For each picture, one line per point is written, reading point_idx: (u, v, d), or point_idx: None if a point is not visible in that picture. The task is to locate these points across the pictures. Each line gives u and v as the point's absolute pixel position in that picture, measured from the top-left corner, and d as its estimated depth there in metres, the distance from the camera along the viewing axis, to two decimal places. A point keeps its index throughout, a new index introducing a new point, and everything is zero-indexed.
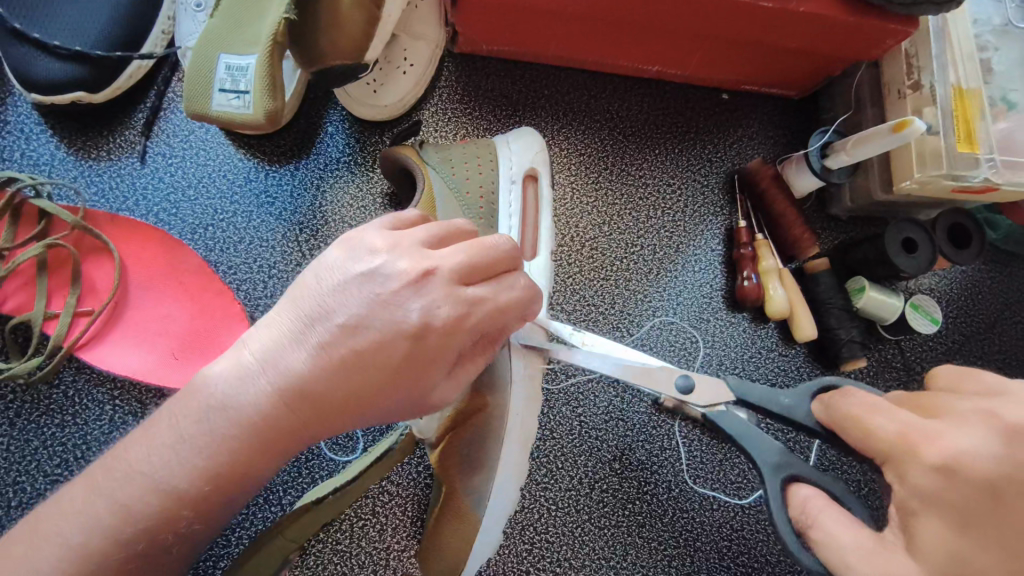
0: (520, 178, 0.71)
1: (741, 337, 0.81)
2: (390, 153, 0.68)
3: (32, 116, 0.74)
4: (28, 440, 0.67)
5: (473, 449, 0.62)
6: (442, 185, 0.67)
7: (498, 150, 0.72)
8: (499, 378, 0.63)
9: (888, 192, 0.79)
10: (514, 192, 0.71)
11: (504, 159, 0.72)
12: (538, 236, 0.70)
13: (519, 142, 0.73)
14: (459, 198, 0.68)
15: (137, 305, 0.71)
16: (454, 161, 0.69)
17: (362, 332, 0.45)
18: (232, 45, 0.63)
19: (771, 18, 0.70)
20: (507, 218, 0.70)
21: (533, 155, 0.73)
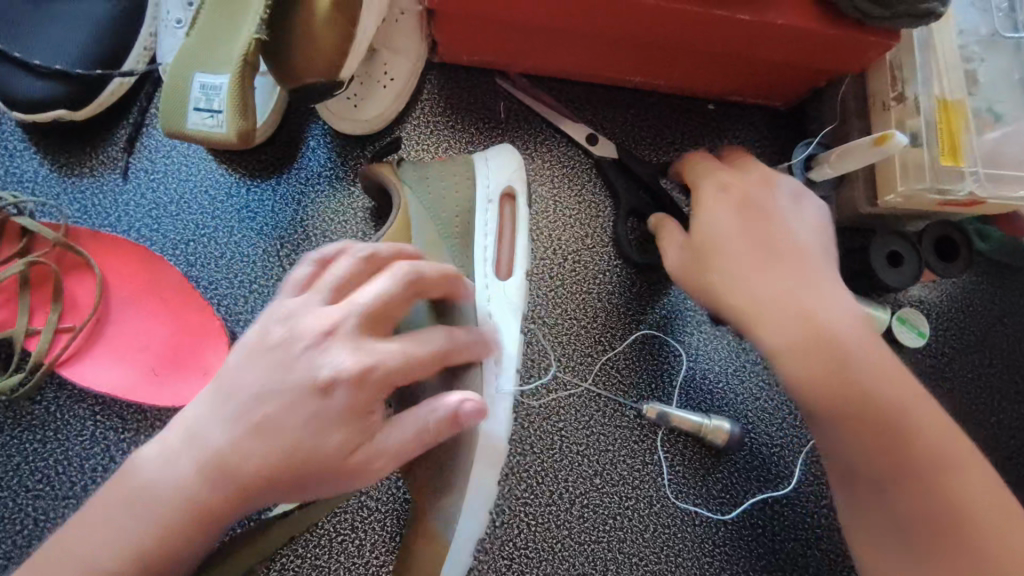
0: (496, 198, 0.71)
1: (725, 349, 0.81)
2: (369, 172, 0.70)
3: (16, 134, 0.75)
4: (9, 455, 0.68)
5: (444, 472, 0.61)
6: (416, 205, 0.68)
7: (476, 166, 0.72)
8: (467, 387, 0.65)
9: (874, 206, 0.78)
10: (490, 212, 0.70)
11: (482, 177, 0.72)
12: (514, 255, 0.70)
13: (497, 159, 0.73)
14: (434, 218, 0.69)
15: (118, 321, 0.72)
16: (430, 178, 0.70)
17: (270, 404, 0.49)
18: (206, 64, 0.63)
19: (750, 30, 0.69)
20: (483, 237, 0.70)
21: (509, 173, 0.72)
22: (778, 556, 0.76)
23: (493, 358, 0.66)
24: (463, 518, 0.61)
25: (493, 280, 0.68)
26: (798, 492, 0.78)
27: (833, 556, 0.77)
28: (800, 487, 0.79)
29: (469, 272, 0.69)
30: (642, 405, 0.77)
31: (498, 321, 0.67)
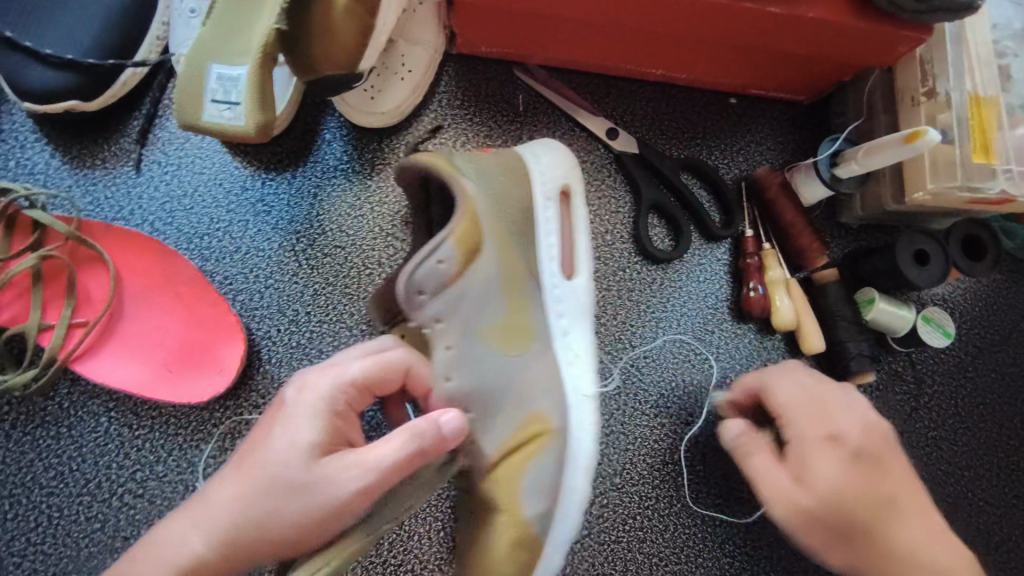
0: (554, 196, 0.69)
1: (747, 347, 0.80)
2: (419, 166, 0.63)
3: (27, 124, 0.73)
4: (23, 452, 0.67)
5: (539, 476, 0.61)
6: (481, 197, 0.64)
7: (530, 165, 0.69)
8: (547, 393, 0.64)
9: (900, 203, 0.76)
10: (551, 210, 0.68)
11: (538, 175, 0.68)
12: (577, 255, 0.70)
13: (549, 157, 0.70)
14: (498, 211, 0.65)
15: (132, 317, 0.71)
16: (491, 171, 0.66)
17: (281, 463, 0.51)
18: (224, 55, 0.62)
19: (778, 23, 0.67)
20: (548, 238, 0.68)
21: (564, 171, 0.70)
22: (799, 556, 0.76)
23: (567, 360, 0.66)
24: (555, 520, 0.62)
25: (559, 282, 0.68)
26: None
27: None
28: None
29: (536, 274, 0.67)
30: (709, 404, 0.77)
31: (568, 323, 0.68)
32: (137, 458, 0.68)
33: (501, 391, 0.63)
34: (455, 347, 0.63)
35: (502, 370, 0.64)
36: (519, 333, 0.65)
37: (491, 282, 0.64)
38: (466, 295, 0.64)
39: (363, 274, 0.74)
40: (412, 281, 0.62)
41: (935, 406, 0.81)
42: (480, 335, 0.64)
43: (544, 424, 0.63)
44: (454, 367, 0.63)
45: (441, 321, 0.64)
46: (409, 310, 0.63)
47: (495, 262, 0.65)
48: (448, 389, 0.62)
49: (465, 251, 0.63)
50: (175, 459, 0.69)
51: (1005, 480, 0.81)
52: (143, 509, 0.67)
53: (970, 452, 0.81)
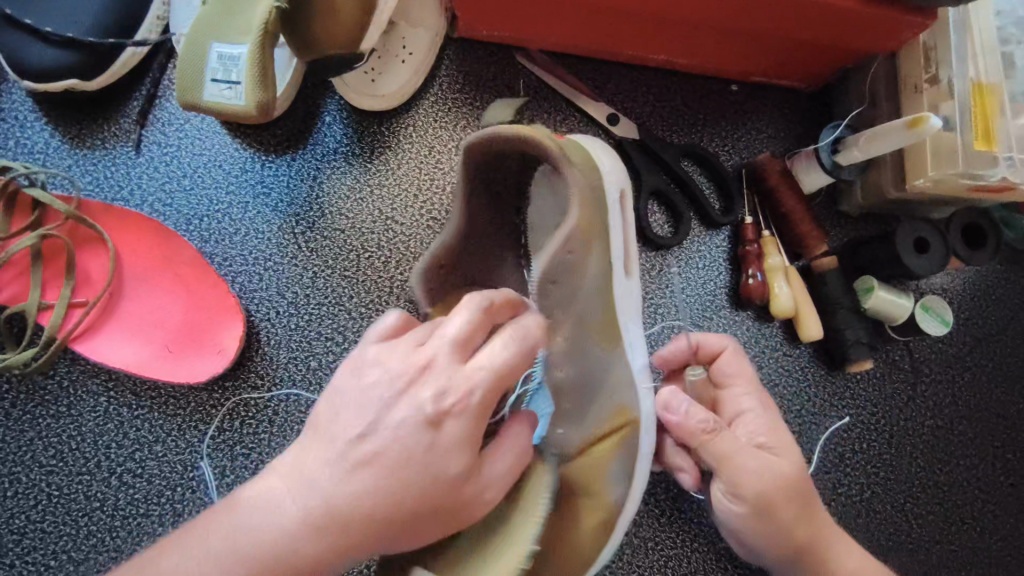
0: (621, 190, 0.67)
1: (745, 334, 0.81)
2: (518, 137, 0.58)
3: (27, 103, 0.73)
4: (22, 430, 0.68)
5: (622, 465, 0.60)
6: (578, 182, 0.60)
7: (600, 167, 0.66)
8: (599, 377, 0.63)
9: (900, 190, 0.77)
10: (617, 207, 0.66)
11: (607, 178, 0.66)
12: (631, 250, 0.67)
13: (610, 160, 0.67)
14: (600, 206, 0.63)
15: (132, 297, 0.71)
16: (584, 164, 0.62)
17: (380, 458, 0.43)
18: (225, 33, 0.61)
19: (781, 7, 0.67)
20: (617, 239, 0.65)
21: (621, 173, 0.68)
22: None
23: (634, 356, 0.64)
24: (628, 507, 0.60)
25: (623, 279, 0.66)
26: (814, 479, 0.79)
27: None
28: (817, 475, 0.79)
29: (617, 271, 0.65)
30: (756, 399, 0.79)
31: (634, 324, 0.66)
32: (137, 437, 0.68)
33: (595, 382, 0.63)
34: (568, 339, 0.63)
35: (600, 362, 0.63)
36: (613, 327, 0.64)
37: (599, 276, 0.63)
38: (582, 286, 0.62)
39: (363, 257, 0.74)
40: (546, 268, 0.61)
41: (931, 394, 0.81)
42: (589, 328, 0.63)
43: (630, 414, 0.61)
44: (566, 357, 0.63)
45: (557, 311, 0.63)
46: (534, 295, 0.62)
47: (600, 257, 0.63)
48: (559, 377, 0.63)
49: (582, 242, 0.61)
50: (174, 440, 0.69)
51: (1001, 470, 0.81)
52: (142, 489, 0.68)
53: (967, 442, 0.81)
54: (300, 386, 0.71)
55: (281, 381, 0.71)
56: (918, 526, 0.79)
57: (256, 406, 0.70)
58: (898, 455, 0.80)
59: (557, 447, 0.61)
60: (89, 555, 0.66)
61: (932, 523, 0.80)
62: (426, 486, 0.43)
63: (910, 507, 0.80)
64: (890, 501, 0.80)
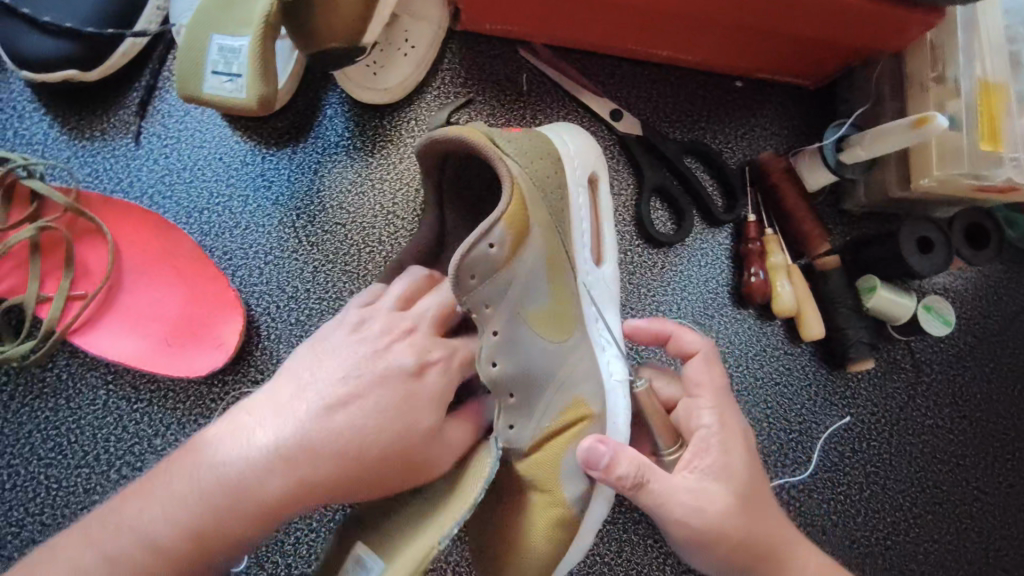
0: (584, 181, 0.68)
1: (746, 332, 0.80)
2: (456, 140, 0.59)
3: (25, 94, 0.72)
4: (21, 423, 0.67)
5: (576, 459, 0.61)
6: (521, 172, 0.61)
7: (561, 149, 0.67)
8: (571, 373, 0.63)
9: (904, 189, 0.76)
10: (581, 196, 0.68)
11: (569, 158, 0.67)
12: (603, 242, 0.70)
13: (575, 143, 0.69)
14: (544, 194, 0.63)
15: (131, 290, 0.71)
16: (530, 154, 0.63)
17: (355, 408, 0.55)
18: (226, 25, 0.61)
19: (787, 4, 0.67)
20: (581, 221, 0.68)
21: (593, 157, 0.70)
22: None
23: (602, 347, 0.66)
24: (593, 503, 0.62)
25: (591, 267, 0.68)
26: (813, 478, 0.79)
27: (845, 544, 0.78)
28: (816, 474, 0.79)
29: (573, 258, 0.66)
30: (754, 399, 0.79)
31: (600, 309, 0.67)
32: (135, 431, 0.68)
33: (544, 376, 0.62)
34: (502, 333, 0.61)
35: (542, 354, 0.62)
36: (557, 319, 0.63)
37: (537, 266, 0.62)
38: (515, 280, 0.61)
39: (363, 252, 0.74)
40: (466, 262, 0.58)
41: (932, 394, 0.81)
42: (526, 320, 0.62)
43: (586, 409, 0.63)
44: (498, 352, 0.60)
45: (489, 307, 0.60)
46: (459, 294, 0.59)
47: (541, 246, 0.62)
48: (495, 374, 0.60)
49: (514, 237, 0.60)
50: (173, 434, 0.69)
51: (1000, 471, 0.81)
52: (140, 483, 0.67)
53: (967, 442, 0.81)
54: None
55: None
56: (916, 526, 0.80)
57: None
58: (897, 455, 0.80)
59: (509, 442, 0.60)
60: None
61: (930, 523, 0.80)
62: (399, 436, 0.55)
63: (908, 507, 0.80)
64: (888, 501, 0.80)
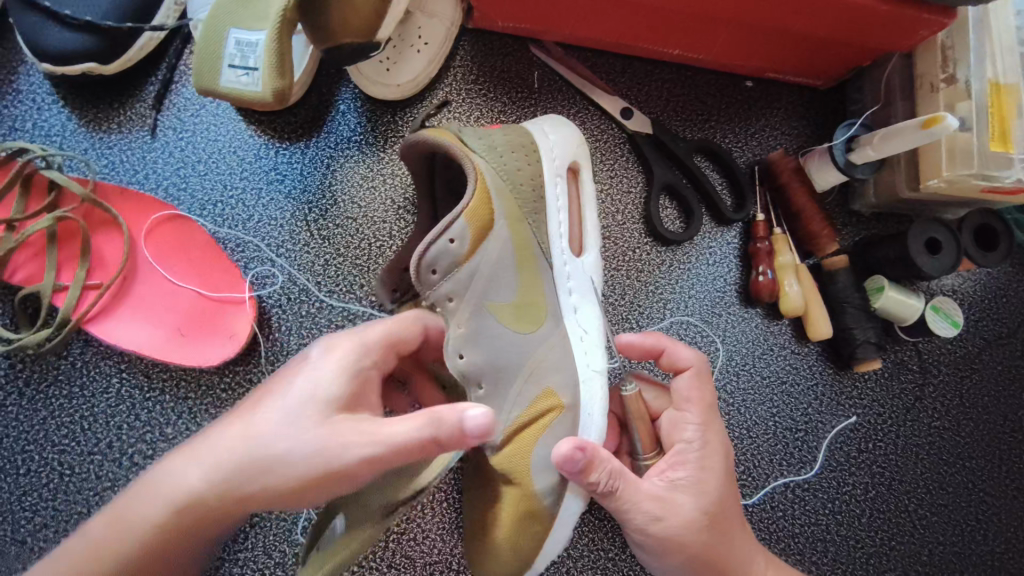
0: (563, 171, 0.70)
1: (753, 332, 0.81)
2: (428, 142, 0.62)
3: (43, 86, 0.73)
4: (36, 409, 0.68)
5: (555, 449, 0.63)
6: (489, 172, 0.64)
7: (538, 141, 0.70)
8: (551, 361, 0.65)
9: (914, 190, 0.76)
10: (560, 187, 0.69)
11: (548, 149, 0.69)
12: (585, 230, 0.71)
13: (557, 133, 0.71)
14: (513, 188, 0.65)
15: (144, 281, 0.71)
16: (501, 148, 0.66)
17: None
18: (243, 20, 0.62)
19: (799, 3, 0.67)
20: (558, 212, 0.69)
21: (573, 148, 0.71)
22: (799, 539, 0.78)
23: (578, 336, 0.67)
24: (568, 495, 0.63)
25: (568, 257, 0.69)
26: (819, 477, 0.79)
27: (850, 544, 0.79)
28: (822, 473, 0.79)
29: (548, 249, 0.68)
30: (765, 398, 0.80)
31: (578, 299, 0.69)
32: (148, 419, 0.69)
33: (516, 365, 0.64)
34: (468, 326, 0.63)
35: (510, 345, 0.64)
36: (528, 310, 0.65)
37: (503, 258, 0.64)
38: (479, 271, 0.63)
39: (372, 246, 0.75)
40: (425, 260, 0.61)
41: (939, 395, 0.81)
42: (492, 312, 0.64)
43: (556, 400, 0.64)
44: (465, 344, 0.62)
45: (453, 299, 0.63)
46: (422, 287, 0.63)
47: (508, 240, 0.64)
48: (462, 365, 0.62)
49: (476, 230, 0.62)
50: (184, 423, 0.69)
51: (1006, 473, 0.81)
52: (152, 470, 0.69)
53: (976, 444, 0.81)
54: None
55: None
56: (922, 527, 0.80)
57: None
58: (903, 456, 0.81)
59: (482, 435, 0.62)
60: None
61: (935, 524, 0.80)
62: None
63: (913, 508, 0.80)
64: (892, 501, 0.80)
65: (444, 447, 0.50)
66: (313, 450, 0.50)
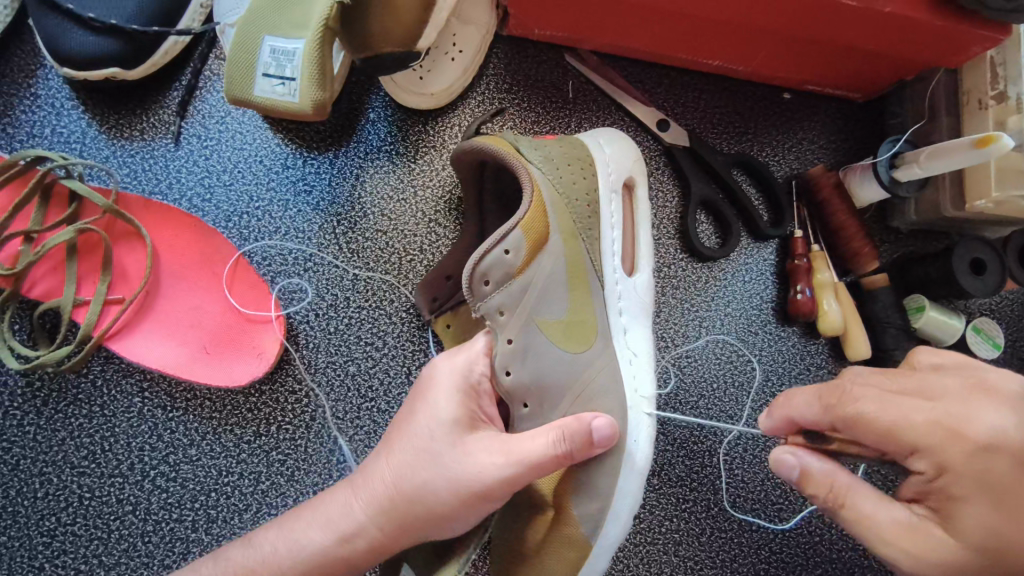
0: (619, 188, 0.68)
1: (790, 351, 0.79)
2: (482, 149, 0.60)
3: (63, 90, 0.70)
4: (55, 429, 0.65)
5: (598, 477, 0.60)
6: (545, 182, 0.62)
7: (595, 155, 0.67)
8: (598, 386, 0.62)
9: (959, 210, 0.74)
10: (615, 203, 0.67)
11: (602, 164, 0.67)
12: (637, 249, 0.69)
13: (612, 147, 0.68)
14: (568, 202, 0.63)
15: (169, 295, 0.69)
16: (557, 160, 0.64)
17: None
18: (278, 26, 0.59)
19: (851, 17, 0.65)
20: (610, 230, 0.67)
21: (629, 163, 0.68)
22: (835, 565, 0.76)
23: (627, 359, 0.65)
24: (609, 522, 0.61)
25: (619, 275, 0.67)
26: None
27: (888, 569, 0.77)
28: None
29: (600, 266, 0.66)
30: None
31: (627, 320, 0.66)
32: (171, 440, 0.67)
33: (561, 387, 0.62)
34: (517, 341, 0.60)
35: (558, 365, 0.62)
36: (579, 329, 0.63)
37: (556, 275, 0.62)
38: (531, 289, 0.61)
39: (403, 260, 0.72)
40: (479, 269, 0.59)
41: None
42: (540, 328, 0.62)
43: None
44: (513, 360, 0.60)
45: (504, 313, 0.61)
46: (473, 300, 0.61)
47: (563, 256, 0.62)
48: (507, 383, 0.60)
49: (533, 243, 0.60)
50: (209, 444, 0.67)
51: None
52: (176, 493, 0.66)
53: None
54: (340, 392, 0.69)
55: (319, 387, 0.69)
56: None
57: (294, 411, 0.68)
58: None
59: None
60: (121, 560, 0.64)
61: None
62: None
63: None
64: None
65: (574, 458, 0.54)
66: (455, 471, 0.53)
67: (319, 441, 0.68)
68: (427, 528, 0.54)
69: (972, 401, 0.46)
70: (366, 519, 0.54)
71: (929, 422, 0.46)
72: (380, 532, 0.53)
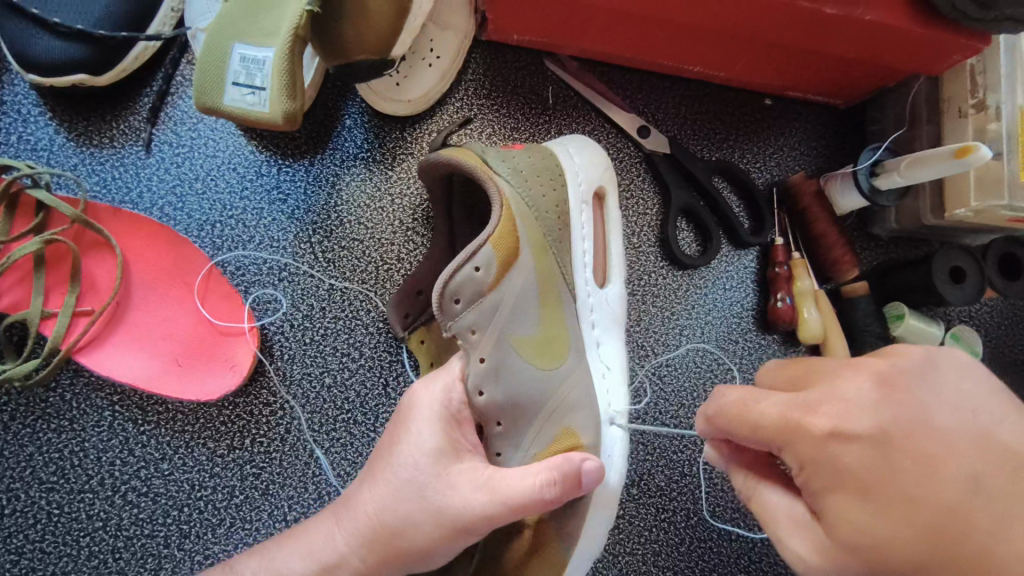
0: (589, 198, 0.67)
1: (769, 359, 0.79)
2: (449, 162, 0.59)
3: (29, 96, 0.69)
4: (22, 445, 0.64)
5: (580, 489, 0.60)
6: (516, 198, 0.61)
7: (564, 165, 0.67)
8: (573, 398, 0.62)
9: (938, 218, 0.74)
10: (585, 214, 0.67)
11: (572, 174, 0.67)
12: (608, 261, 0.69)
13: (583, 156, 0.68)
14: (538, 215, 0.62)
15: (140, 305, 0.68)
16: (526, 172, 0.63)
17: None
18: (249, 34, 0.58)
19: (831, 25, 0.65)
20: (582, 241, 0.67)
21: (601, 172, 0.68)
22: None
23: (600, 373, 0.65)
24: (587, 537, 0.61)
25: (591, 289, 0.67)
26: None
27: None
28: None
29: (574, 282, 0.65)
30: None
31: (600, 333, 0.67)
32: (143, 454, 0.66)
33: (537, 404, 0.61)
34: (490, 361, 0.59)
35: (531, 381, 0.60)
36: (550, 346, 0.62)
37: (528, 291, 0.61)
38: (503, 304, 0.60)
39: (380, 269, 0.71)
40: (449, 288, 0.57)
41: None
42: (514, 346, 0.60)
43: (577, 439, 0.61)
44: (486, 381, 0.59)
45: (476, 332, 0.59)
46: (444, 319, 0.59)
47: (534, 270, 0.62)
48: (481, 404, 0.58)
49: (503, 259, 0.59)
50: (182, 457, 0.66)
51: None
52: (147, 509, 0.65)
53: None
54: (315, 404, 0.68)
55: (293, 399, 0.68)
56: None
57: (268, 423, 0.67)
58: None
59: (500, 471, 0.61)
60: None
61: None
62: None
63: None
64: None
65: (564, 498, 0.53)
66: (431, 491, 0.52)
67: (294, 454, 0.67)
68: (404, 551, 0.53)
69: (833, 385, 0.41)
70: (341, 542, 0.54)
71: (782, 416, 0.41)
72: (363, 564, 0.53)
